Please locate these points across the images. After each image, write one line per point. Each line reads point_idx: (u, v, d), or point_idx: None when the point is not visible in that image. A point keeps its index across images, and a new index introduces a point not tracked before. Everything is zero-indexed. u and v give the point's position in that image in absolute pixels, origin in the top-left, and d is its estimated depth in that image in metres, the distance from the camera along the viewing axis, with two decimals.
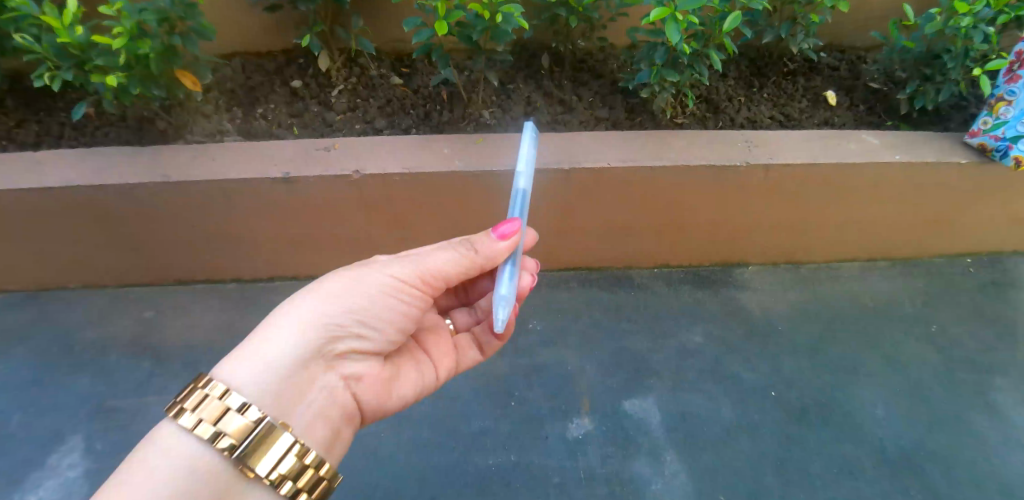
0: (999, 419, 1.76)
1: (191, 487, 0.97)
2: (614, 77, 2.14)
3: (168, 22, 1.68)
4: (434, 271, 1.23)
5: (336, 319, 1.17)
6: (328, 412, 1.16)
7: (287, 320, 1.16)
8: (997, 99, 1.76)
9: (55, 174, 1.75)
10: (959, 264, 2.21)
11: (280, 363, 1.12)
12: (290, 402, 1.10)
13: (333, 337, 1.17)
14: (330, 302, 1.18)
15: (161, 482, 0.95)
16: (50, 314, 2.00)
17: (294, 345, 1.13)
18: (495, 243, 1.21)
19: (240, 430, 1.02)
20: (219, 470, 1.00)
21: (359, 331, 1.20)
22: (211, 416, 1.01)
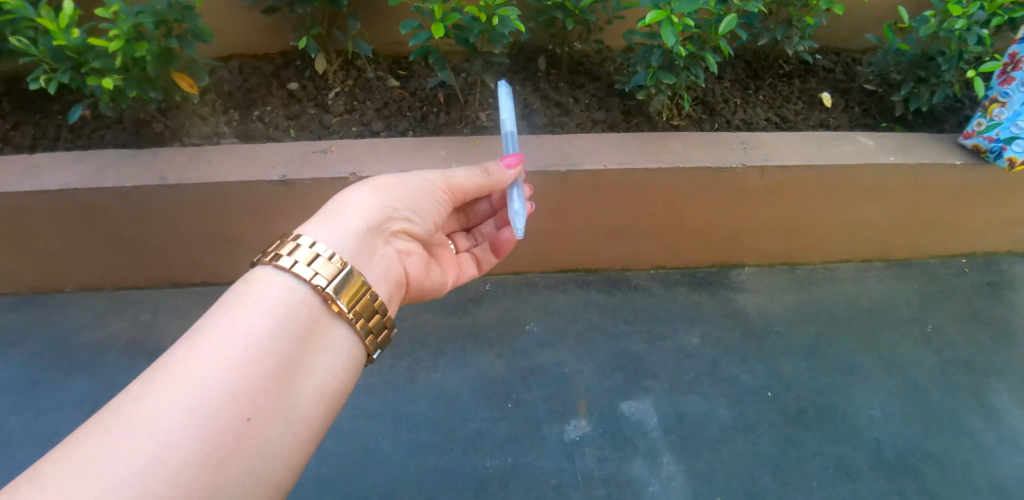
0: (994, 420, 1.77)
1: (291, 316, 1.01)
2: (611, 79, 2.14)
3: (165, 24, 1.68)
4: (463, 182, 1.34)
5: (392, 204, 1.25)
6: (389, 277, 1.22)
7: (346, 206, 1.22)
8: (991, 101, 1.79)
9: (51, 177, 1.75)
10: (954, 265, 2.22)
11: (351, 230, 1.17)
12: (363, 262, 1.16)
13: (390, 216, 1.25)
14: (383, 192, 1.26)
15: (265, 307, 1.00)
16: (46, 316, 2.00)
17: (360, 219, 1.20)
18: (508, 167, 1.32)
19: (331, 271, 1.07)
20: (311, 305, 1.04)
21: (408, 216, 1.28)
22: (303, 259, 1.06)
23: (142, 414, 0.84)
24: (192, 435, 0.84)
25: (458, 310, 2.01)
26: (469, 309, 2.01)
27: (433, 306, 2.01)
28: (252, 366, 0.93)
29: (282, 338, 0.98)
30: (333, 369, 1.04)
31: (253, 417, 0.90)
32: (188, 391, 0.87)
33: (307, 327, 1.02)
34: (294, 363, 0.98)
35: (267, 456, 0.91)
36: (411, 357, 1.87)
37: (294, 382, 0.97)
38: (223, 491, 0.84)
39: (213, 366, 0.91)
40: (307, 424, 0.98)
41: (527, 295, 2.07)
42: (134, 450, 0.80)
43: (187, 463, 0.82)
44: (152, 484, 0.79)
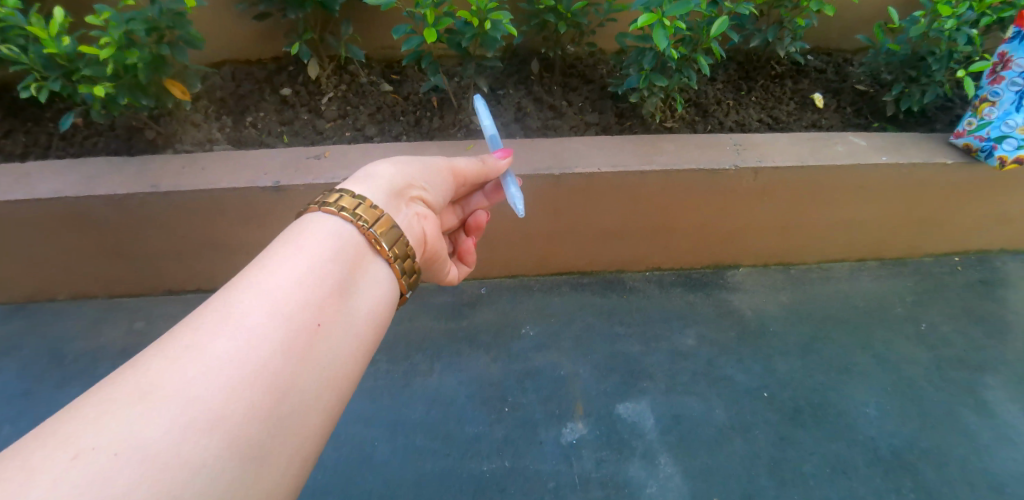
0: (989, 416, 1.78)
1: (346, 242, 1.02)
2: (604, 82, 2.15)
3: (157, 31, 1.67)
4: (465, 167, 1.36)
5: (411, 173, 1.24)
6: (417, 234, 1.17)
7: (367, 171, 1.20)
8: (982, 100, 1.79)
9: (43, 185, 1.74)
10: (947, 263, 2.23)
11: (378, 187, 1.15)
12: (395, 213, 1.13)
13: (411, 182, 1.23)
14: (401, 163, 1.25)
15: (322, 235, 1.00)
16: (40, 325, 1.99)
17: (386, 179, 1.18)
18: (501, 157, 1.38)
19: (373, 214, 1.06)
20: (359, 239, 1.04)
21: (425, 185, 1.26)
22: (348, 205, 1.05)
23: (221, 318, 0.85)
24: (270, 335, 0.85)
25: (454, 314, 2.01)
26: (465, 313, 2.02)
27: (429, 311, 2.01)
28: (317, 281, 0.93)
29: (340, 261, 0.98)
30: (385, 295, 1.03)
31: (323, 325, 0.90)
32: (262, 299, 0.88)
33: (360, 256, 1.02)
34: (353, 283, 0.98)
35: (336, 363, 0.90)
36: (407, 361, 1.87)
37: (354, 301, 0.97)
38: (301, 389, 0.84)
39: (283, 280, 0.92)
40: (368, 341, 0.97)
41: (523, 298, 2.07)
42: (218, 347, 0.81)
43: (268, 360, 0.83)
44: (239, 375, 0.80)
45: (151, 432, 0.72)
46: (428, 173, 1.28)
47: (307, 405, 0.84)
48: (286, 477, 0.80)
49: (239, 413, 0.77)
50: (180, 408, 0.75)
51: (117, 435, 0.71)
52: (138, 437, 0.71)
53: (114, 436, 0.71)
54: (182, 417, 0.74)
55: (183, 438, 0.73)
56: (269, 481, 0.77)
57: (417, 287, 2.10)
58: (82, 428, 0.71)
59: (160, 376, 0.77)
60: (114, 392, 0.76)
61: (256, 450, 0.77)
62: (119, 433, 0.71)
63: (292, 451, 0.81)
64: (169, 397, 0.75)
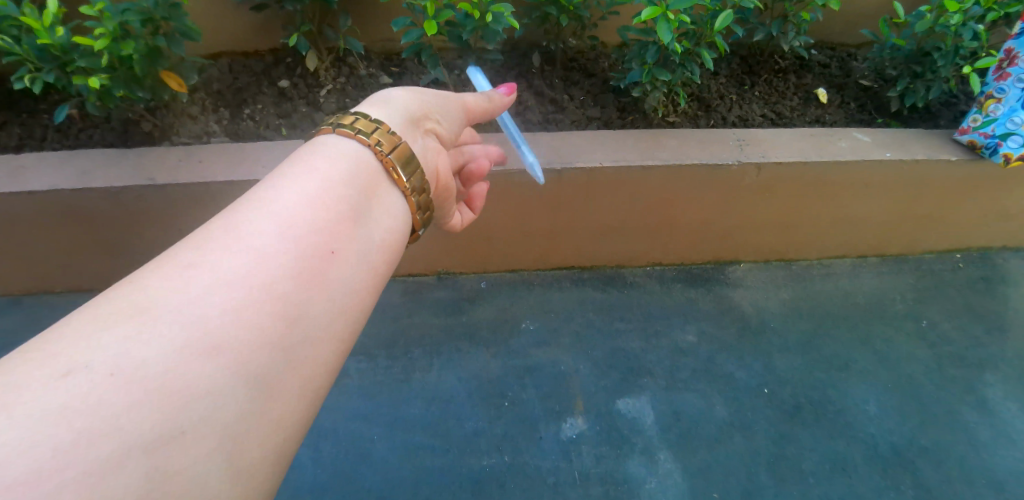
0: (990, 415, 1.77)
1: (358, 171, 0.98)
2: (605, 75, 2.13)
3: (152, 22, 1.65)
4: (474, 102, 1.30)
5: (428, 102, 1.19)
6: (433, 166, 1.15)
7: (382, 97, 1.15)
8: (987, 97, 1.78)
9: (36, 178, 1.72)
10: (949, 260, 2.22)
11: (394, 113, 1.10)
12: (410, 140, 1.10)
13: (427, 112, 1.18)
14: (418, 92, 1.20)
15: (332, 162, 0.96)
16: (35, 319, 1.96)
17: (402, 104, 1.14)
18: (506, 95, 1.36)
19: (390, 140, 1.02)
20: (376, 164, 1.01)
21: (439, 118, 1.21)
22: (363, 128, 1.02)
23: (228, 239, 0.81)
24: (280, 257, 0.81)
25: (453, 309, 2.00)
26: (464, 308, 2.01)
27: (428, 307, 2.01)
28: (328, 206, 0.90)
29: (352, 189, 0.94)
30: (396, 229, 1.00)
31: (333, 253, 0.86)
32: (270, 221, 0.84)
33: (371, 187, 0.98)
34: (365, 212, 0.95)
35: (346, 292, 0.86)
36: (406, 357, 1.86)
37: (365, 230, 0.93)
38: (310, 317, 0.80)
39: (293, 203, 0.88)
40: (378, 274, 0.93)
41: (523, 293, 2.06)
42: (226, 266, 0.77)
43: (277, 284, 0.79)
44: (249, 295, 0.76)
45: (150, 352, 0.67)
46: (445, 105, 1.23)
47: (316, 335, 0.80)
48: (294, 408, 0.75)
49: (245, 335, 0.73)
50: (182, 327, 0.70)
51: (110, 353, 0.65)
52: (135, 355, 0.66)
53: (107, 354, 0.65)
54: (183, 336, 0.69)
55: (185, 357, 0.68)
56: (278, 410, 0.73)
57: (416, 283, 2.09)
58: (71, 346, 0.66)
59: (161, 294, 0.73)
60: (107, 309, 0.71)
61: (263, 377, 0.73)
62: (112, 351, 0.66)
63: (301, 382, 0.77)
64: (170, 316, 0.70)
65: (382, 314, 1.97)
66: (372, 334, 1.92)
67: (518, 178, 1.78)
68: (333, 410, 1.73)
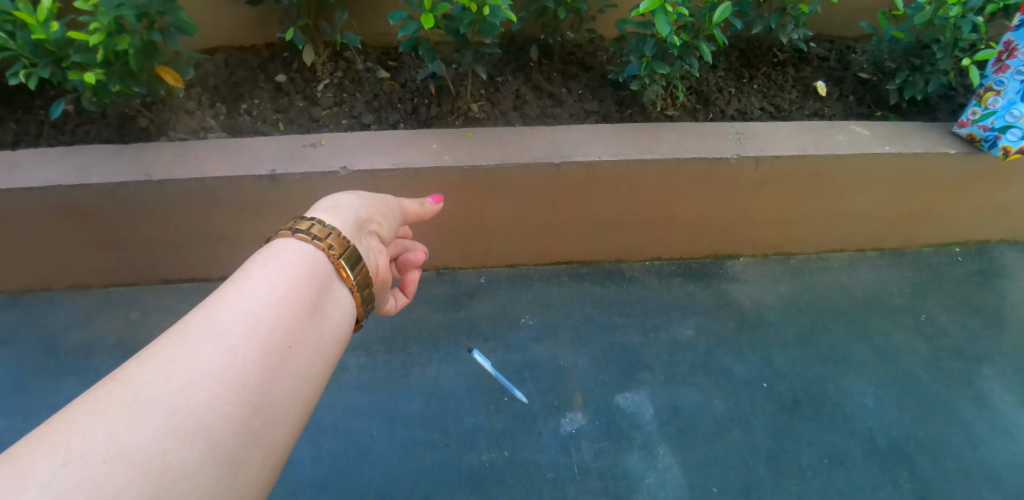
0: (986, 408, 1.78)
1: (316, 269, 1.02)
2: (603, 69, 2.13)
3: (147, 17, 1.64)
4: (410, 206, 1.37)
5: (373, 208, 1.24)
6: (375, 265, 1.18)
7: (330, 202, 1.19)
8: (986, 89, 1.78)
9: (33, 174, 1.72)
10: (947, 254, 2.22)
11: (342, 217, 1.14)
12: (356, 242, 1.13)
13: (370, 217, 1.23)
14: (364, 197, 1.25)
15: (294, 258, 1.01)
16: (34, 316, 1.96)
17: (350, 209, 1.17)
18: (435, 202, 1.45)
19: (341, 243, 1.06)
20: (328, 266, 1.04)
21: (381, 221, 1.25)
22: (319, 233, 1.05)
23: (203, 332, 0.84)
24: (249, 349, 0.85)
25: (452, 305, 2.00)
26: (463, 303, 2.01)
27: (427, 302, 2.01)
28: (291, 301, 0.94)
29: (310, 287, 0.98)
30: (345, 324, 1.03)
31: (293, 345, 0.90)
32: (240, 316, 0.88)
33: (326, 285, 1.02)
34: (321, 306, 0.99)
35: (300, 384, 0.89)
36: (405, 352, 1.86)
37: (318, 324, 0.97)
38: (275, 403, 0.84)
39: (259, 297, 0.91)
40: (329, 367, 0.97)
41: (523, 288, 2.06)
42: (200, 357, 0.81)
43: (247, 375, 0.83)
44: (219, 387, 0.79)
45: (138, 439, 0.71)
46: (386, 210, 1.28)
47: (280, 419, 0.84)
48: (261, 486, 0.79)
49: (219, 423, 0.77)
50: (166, 416, 0.74)
51: (103, 441, 0.70)
52: (126, 442, 0.70)
53: (101, 442, 0.70)
54: (167, 424, 0.73)
55: (169, 443, 0.72)
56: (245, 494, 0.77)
57: None
58: (70, 433, 0.70)
59: (149, 381, 0.77)
60: (99, 398, 0.74)
61: (235, 459, 0.77)
62: (105, 438, 0.70)
63: (257, 471, 0.79)
64: (155, 404, 0.75)
65: None
66: (371, 329, 1.92)
67: (516, 172, 1.77)
68: (333, 405, 1.73)
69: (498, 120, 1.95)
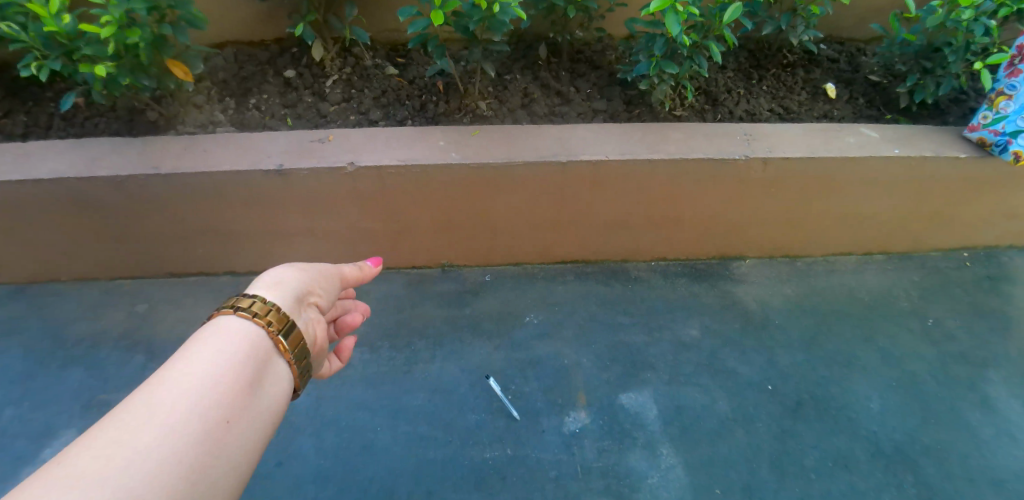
0: (992, 413, 1.76)
1: (256, 342, 1.01)
2: (612, 68, 2.12)
3: (158, 10, 1.65)
4: (349, 272, 1.34)
5: (314, 279, 1.23)
6: (313, 337, 1.16)
7: (270, 274, 1.17)
8: (997, 93, 1.77)
9: (44, 165, 1.73)
10: (955, 258, 2.21)
11: (284, 292, 1.13)
12: (297, 316, 1.12)
13: (311, 288, 1.21)
14: (305, 268, 1.23)
15: (234, 334, 1.00)
16: (41, 307, 1.97)
17: (291, 282, 1.16)
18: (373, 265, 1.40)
19: (283, 318, 1.06)
20: (268, 341, 1.03)
21: (321, 292, 1.24)
22: (259, 309, 1.04)
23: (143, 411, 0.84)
24: (189, 427, 0.85)
25: (457, 302, 2.01)
26: (468, 300, 2.01)
27: (432, 299, 2.01)
28: (231, 376, 0.93)
29: (250, 363, 0.98)
30: (285, 396, 1.02)
31: (232, 420, 0.90)
32: (182, 393, 0.88)
33: (266, 358, 1.01)
34: (262, 377, 0.99)
35: (238, 459, 0.88)
36: (409, 349, 1.87)
37: (257, 398, 0.96)
38: (216, 478, 0.84)
39: (199, 374, 0.91)
40: (268, 439, 0.96)
41: (527, 286, 2.06)
42: (140, 438, 0.80)
43: (186, 453, 0.82)
44: (156, 466, 0.79)
45: None
46: (328, 281, 1.27)
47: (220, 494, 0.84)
48: None
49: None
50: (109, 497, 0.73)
51: None
52: None
53: None
54: None
55: None
56: None
57: (420, 275, 2.09)
58: None
59: (90, 464, 0.76)
60: (43, 481, 0.73)
61: None
62: None
63: None
64: (97, 484, 0.74)
65: (386, 306, 1.98)
66: (376, 326, 1.93)
67: (523, 170, 1.77)
68: (336, 399, 1.74)
69: (505, 117, 1.95)
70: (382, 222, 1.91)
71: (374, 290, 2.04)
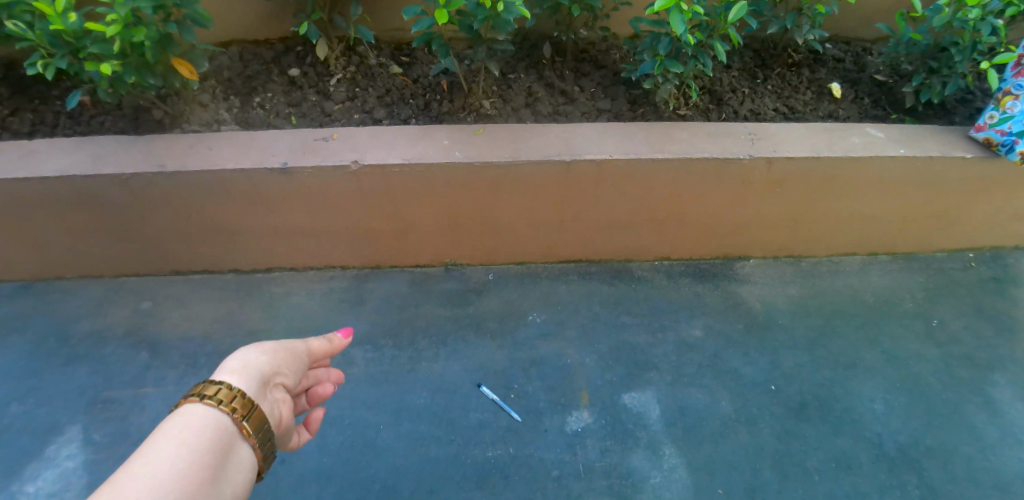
0: (997, 415, 1.75)
1: (220, 431, 0.97)
2: (616, 67, 2.12)
3: (163, 9, 1.65)
4: (318, 347, 1.29)
5: (281, 358, 1.18)
6: (277, 421, 1.11)
7: (235, 357, 1.12)
8: (1004, 93, 1.75)
9: (51, 164, 1.74)
10: (961, 259, 2.20)
11: (250, 377, 1.08)
12: (260, 402, 1.07)
13: (277, 368, 1.16)
14: (272, 347, 1.19)
15: (200, 424, 0.96)
16: (47, 304, 1.98)
17: (256, 367, 1.11)
18: (344, 337, 1.33)
19: (248, 405, 1.02)
20: (232, 428, 0.99)
21: (288, 371, 1.19)
22: (225, 396, 1.00)
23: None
24: None
25: (461, 301, 2.01)
26: (471, 299, 2.01)
27: (436, 297, 2.01)
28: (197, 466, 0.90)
29: (213, 451, 0.94)
30: (246, 483, 0.98)
31: None
32: (146, 484, 0.84)
33: (228, 444, 0.98)
34: (225, 464, 0.95)
35: None
36: (412, 347, 1.87)
37: (218, 486, 0.92)
38: None
39: (163, 463, 0.87)
40: None
41: (530, 285, 2.07)
42: None
43: None
44: None
45: None
46: (295, 359, 1.22)
47: None
48: None
49: None
50: None
51: None
52: None
53: None
54: None
55: None
56: None
57: (423, 273, 2.09)
58: None
59: None
60: None
61: None
62: None
63: None
64: None
65: (389, 305, 1.99)
66: (379, 324, 1.93)
67: (527, 169, 1.77)
68: (339, 397, 1.74)
69: (509, 116, 1.95)
70: (386, 221, 1.91)
71: (378, 288, 2.05)
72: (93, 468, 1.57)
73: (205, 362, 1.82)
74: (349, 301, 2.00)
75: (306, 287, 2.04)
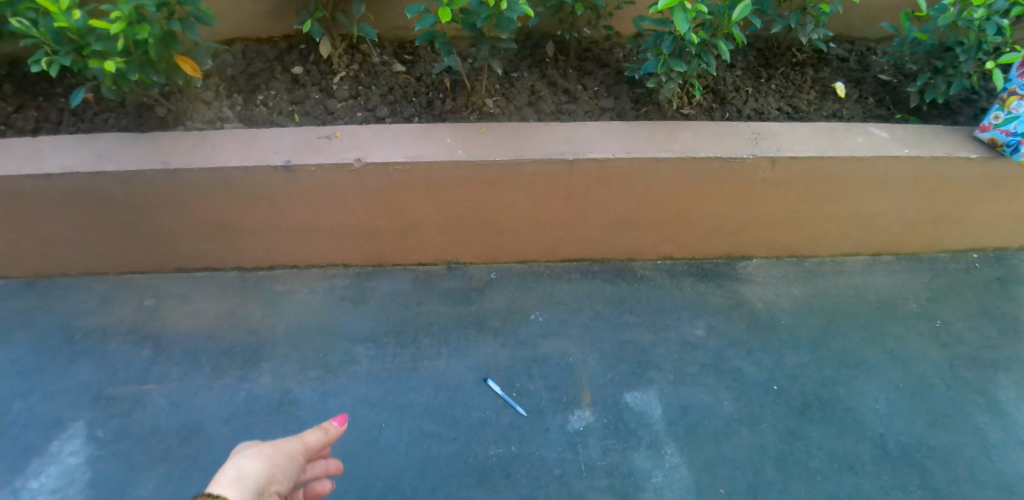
0: (1000, 416, 1.75)
1: None
2: (619, 66, 2.12)
3: (168, 7, 1.65)
4: (314, 443, 1.29)
5: (276, 462, 1.19)
6: None
7: (230, 467, 1.12)
8: (1009, 93, 1.76)
9: (55, 161, 1.74)
10: (965, 259, 2.19)
11: (244, 486, 1.08)
12: None
13: (271, 474, 1.16)
14: (267, 451, 1.20)
15: None
16: (50, 300, 1.99)
17: (250, 474, 1.11)
18: (340, 424, 1.34)
19: None
20: None
21: (282, 475, 1.18)
22: None
23: None
24: None
25: (463, 299, 2.01)
26: (473, 298, 2.01)
27: (439, 296, 2.02)
28: None
29: None
30: None
31: None
32: None
33: None
34: None
35: None
36: (414, 345, 1.87)
37: None
38: None
39: None
40: None
41: (533, 284, 2.06)
42: None
43: None
44: None
45: None
46: (290, 462, 1.22)
47: None
48: None
49: None
50: None
51: None
52: None
53: None
54: None
55: None
56: None
57: (426, 272, 2.10)
58: None
59: None
60: None
61: None
62: None
63: None
64: None
65: (391, 304, 1.99)
66: (382, 322, 1.93)
67: (530, 168, 1.77)
68: (341, 395, 1.74)
69: (512, 115, 1.95)
70: (389, 219, 1.91)
71: (380, 287, 2.05)
72: (96, 464, 1.58)
73: (207, 360, 1.82)
74: (352, 299, 2.00)
75: (309, 285, 2.04)
